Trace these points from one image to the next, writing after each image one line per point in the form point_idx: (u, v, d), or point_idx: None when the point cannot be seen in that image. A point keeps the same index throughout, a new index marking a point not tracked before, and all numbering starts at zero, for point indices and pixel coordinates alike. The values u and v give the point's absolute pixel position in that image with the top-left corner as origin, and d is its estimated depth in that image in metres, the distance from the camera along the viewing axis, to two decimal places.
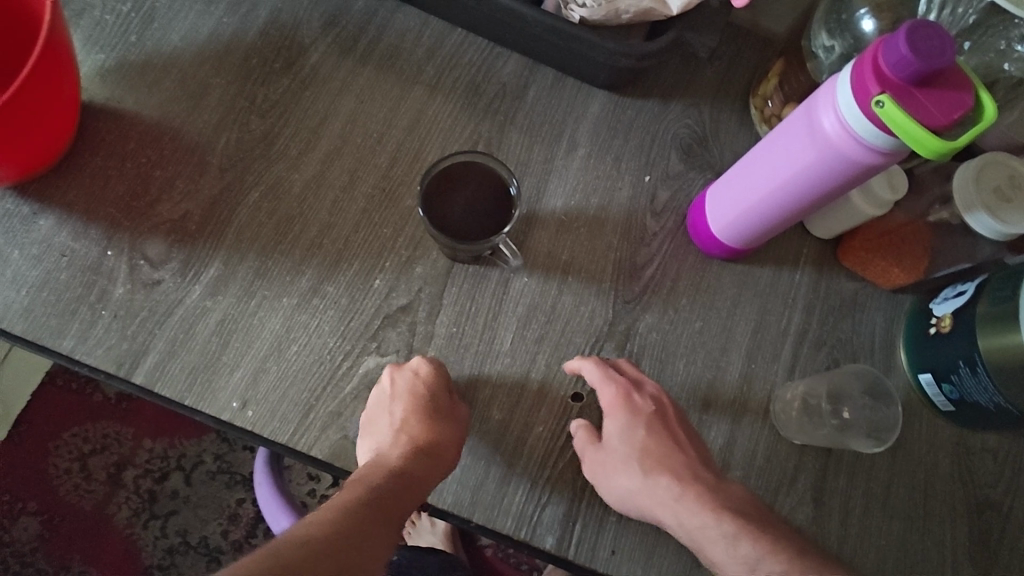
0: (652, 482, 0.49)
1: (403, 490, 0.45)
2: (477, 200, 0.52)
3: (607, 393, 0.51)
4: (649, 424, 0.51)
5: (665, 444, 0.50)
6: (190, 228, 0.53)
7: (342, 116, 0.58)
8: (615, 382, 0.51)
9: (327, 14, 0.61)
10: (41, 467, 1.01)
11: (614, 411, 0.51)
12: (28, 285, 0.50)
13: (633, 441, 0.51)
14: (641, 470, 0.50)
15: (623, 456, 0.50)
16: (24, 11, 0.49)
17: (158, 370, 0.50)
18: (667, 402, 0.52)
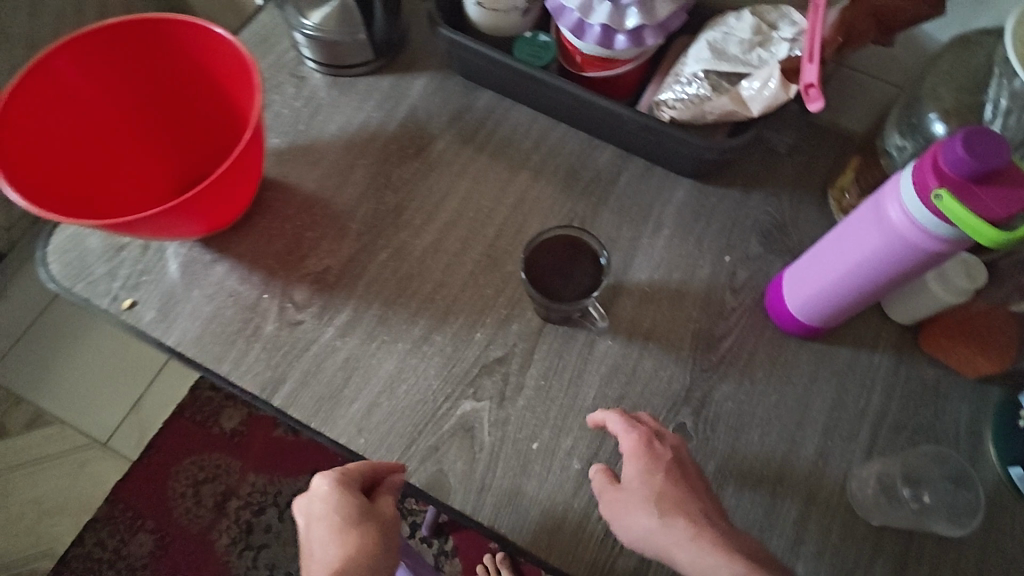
0: (669, 521, 0.48)
1: None
2: (552, 265, 0.59)
3: (627, 440, 0.53)
4: (669, 468, 0.51)
5: (685, 490, 0.50)
6: (329, 279, 0.64)
7: (459, 194, 0.69)
8: (637, 429, 0.53)
9: (454, 111, 0.73)
10: (162, 488, 1.14)
11: (634, 456, 0.52)
12: (202, 317, 0.62)
13: (653, 482, 0.50)
14: (658, 512, 0.49)
15: (640, 497, 0.50)
16: (231, 110, 0.63)
17: (293, 396, 0.59)
18: (686, 453, 0.53)
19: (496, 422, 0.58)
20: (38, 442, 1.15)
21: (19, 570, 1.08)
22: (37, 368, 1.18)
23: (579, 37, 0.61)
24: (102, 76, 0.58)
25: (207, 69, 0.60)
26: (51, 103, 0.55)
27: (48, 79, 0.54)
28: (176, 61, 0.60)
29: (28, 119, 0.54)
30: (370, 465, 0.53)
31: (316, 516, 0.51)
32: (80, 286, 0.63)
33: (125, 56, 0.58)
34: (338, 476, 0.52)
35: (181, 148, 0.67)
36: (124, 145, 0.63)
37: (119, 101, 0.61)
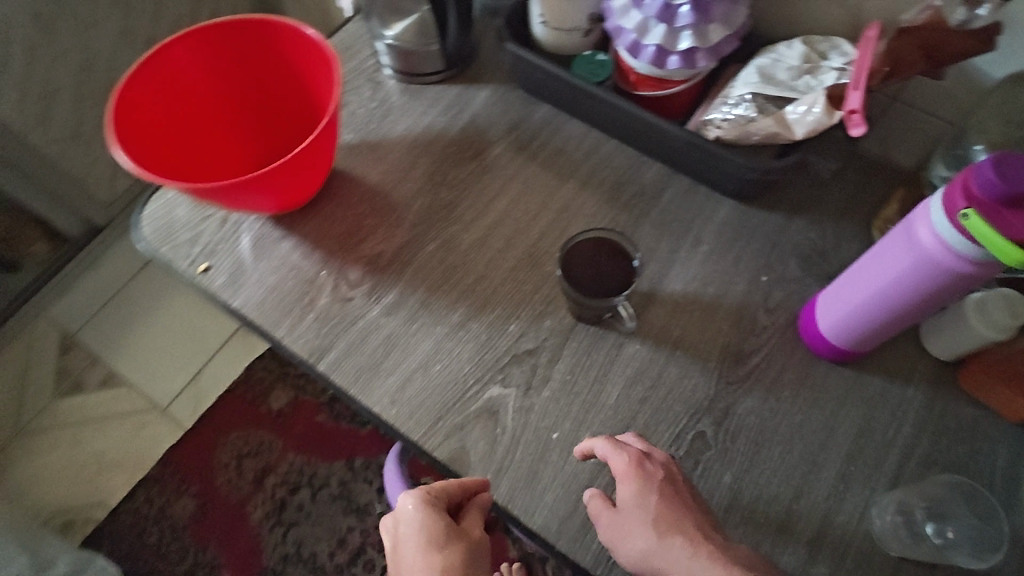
0: (666, 542, 0.49)
1: None
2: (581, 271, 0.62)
3: (618, 462, 0.53)
4: (662, 489, 0.52)
5: (678, 507, 0.51)
6: (381, 263, 0.69)
7: (509, 196, 0.73)
8: (625, 451, 0.53)
9: (512, 121, 0.78)
10: (210, 457, 1.21)
11: (626, 477, 0.52)
12: (265, 286, 0.68)
13: (647, 504, 0.51)
14: (655, 533, 0.50)
15: (636, 519, 0.51)
16: (315, 105, 0.70)
17: (336, 364, 0.63)
18: (677, 469, 0.53)
19: (520, 409, 0.61)
20: (107, 400, 1.26)
21: (75, 515, 1.16)
22: (117, 337, 1.32)
23: (634, 56, 0.65)
24: (207, 69, 0.66)
25: (296, 67, 0.67)
26: (163, 90, 0.63)
27: (163, 69, 0.62)
28: (270, 59, 0.67)
29: (144, 102, 0.61)
30: (458, 483, 0.56)
31: (405, 534, 0.54)
32: (165, 248, 0.70)
33: (227, 52, 0.66)
34: (425, 496, 0.55)
35: (267, 136, 0.74)
36: (219, 129, 0.71)
37: (219, 91, 0.68)
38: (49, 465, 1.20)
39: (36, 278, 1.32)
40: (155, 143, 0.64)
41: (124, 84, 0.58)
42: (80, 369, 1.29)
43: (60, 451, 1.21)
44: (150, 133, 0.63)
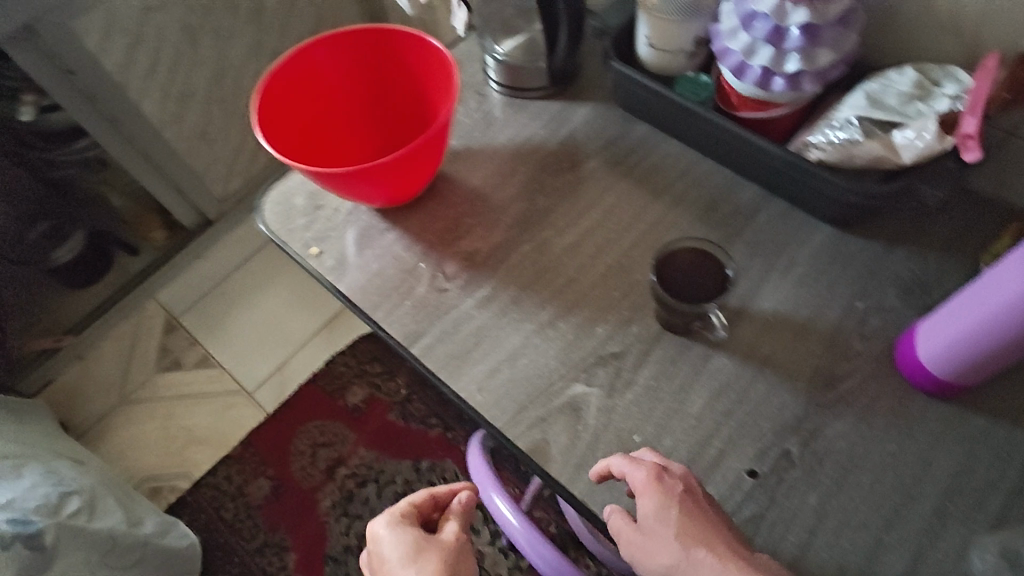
0: (690, 557, 0.49)
1: None
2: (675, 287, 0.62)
3: (637, 476, 0.52)
4: (683, 504, 0.51)
5: (700, 521, 0.50)
6: (477, 259, 0.72)
7: (603, 207, 0.75)
8: (644, 465, 0.53)
9: (609, 138, 0.81)
10: (286, 442, 1.27)
11: (647, 491, 0.52)
12: (369, 272, 0.73)
13: (669, 519, 0.50)
14: (678, 549, 0.50)
15: (659, 535, 0.51)
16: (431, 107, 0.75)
17: (428, 349, 0.67)
18: (698, 483, 0.53)
19: (603, 408, 0.62)
20: (201, 379, 1.36)
21: (162, 484, 1.25)
22: (215, 322, 1.43)
23: (738, 77, 0.67)
24: (338, 72, 0.72)
25: (417, 74, 0.73)
26: (300, 89, 0.70)
27: (302, 71, 0.69)
28: (394, 65, 0.73)
29: (284, 100, 0.68)
30: (426, 497, 0.68)
31: (390, 554, 0.62)
32: (283, 233, 0.77)
33: (357, 58, 0.72)
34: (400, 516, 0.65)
35: (383, 137, 0.80)
36: (343, 128, 0.77)
37: (347, 94, 0.75)
38: (145, 434, 1.30)
39: (150, 262, 1.47)
40: (288, 137, 0.71)
41: (268, 81, 0.65)
42: (180, 349, 1.39)
43: (155, 422, 1.31)
44: (286, 128, 0.70)
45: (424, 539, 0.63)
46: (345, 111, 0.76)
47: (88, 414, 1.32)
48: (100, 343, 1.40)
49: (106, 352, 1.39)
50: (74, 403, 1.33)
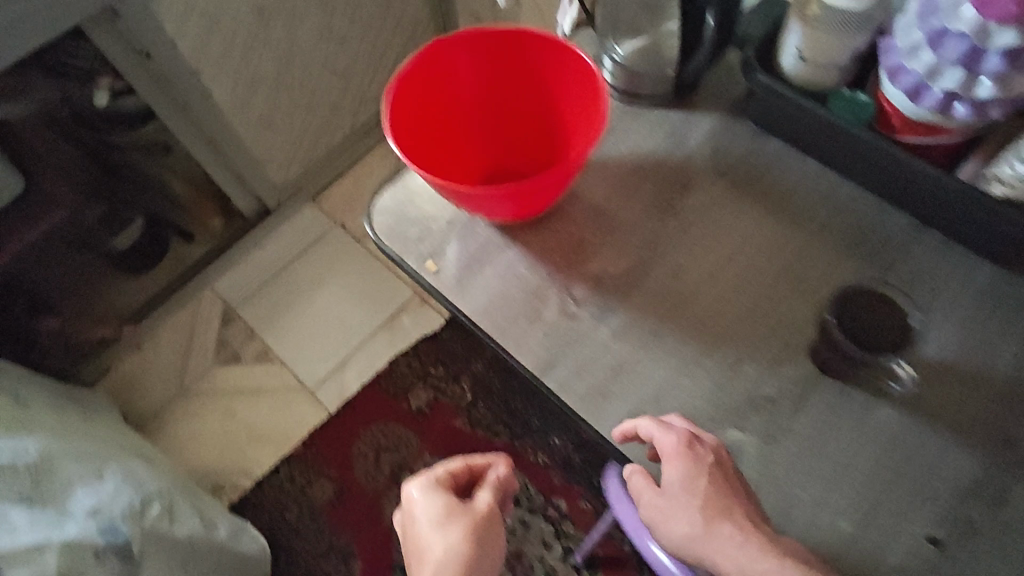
0: (715, 530, 0.53)
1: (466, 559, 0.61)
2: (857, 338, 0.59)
3: (669, 442, 0.55)
4: (711, 476, 0.54)
5: (727, 494, 0.54)
6: (608, 284, 0.67)
7: (742, 230, 0.70)
8: (676, 432, 0.55)
9: (742, 152, 0.75)
10: (350, 444, 1.24)
11: (677, 460, 0.54)
12: (492, 292, 0.68)
13: (696, 488, 0.54)
14: (703, 520, 0.54)
15: (683, 503, 0.55)
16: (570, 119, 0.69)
17: (565, 384, 0.63)
18: (725, 455, 0.55)
19: (762, 459, 0.58)
20: (260, 374, 1.32)
21: (224, 481, 1.23)
22: (274, 315, 1.39)
23: (913, 100, 0.60)
24: (463, 72, 0.67)
25: (547, 77, 0.67)
26: (424, 90, 0.65)
27: (428, 70, 0.64)
28: (523, 67, 0.67)
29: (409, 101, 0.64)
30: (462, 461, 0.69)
31: (418, 514, 0.66)
32: (396, 244, 0.72)
33: (485, 57, 0.67)
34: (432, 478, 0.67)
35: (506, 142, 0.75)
36: (460, 132, 0.72)
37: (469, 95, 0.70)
38: (206, 429, 1.27)
39: (207, 250, 1.43)
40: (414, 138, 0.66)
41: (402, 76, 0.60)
42: (238, 342, 1.36)
43: (215, 417, 1.28)
44: (408, 132, 0.65)
45: (457, 505, 0.65)
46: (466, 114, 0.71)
47: (148, 405, 1.30)
48: (158, 332, 1.36)
49: (164, 342, 1.36)
50: (134, 393, 1.31)
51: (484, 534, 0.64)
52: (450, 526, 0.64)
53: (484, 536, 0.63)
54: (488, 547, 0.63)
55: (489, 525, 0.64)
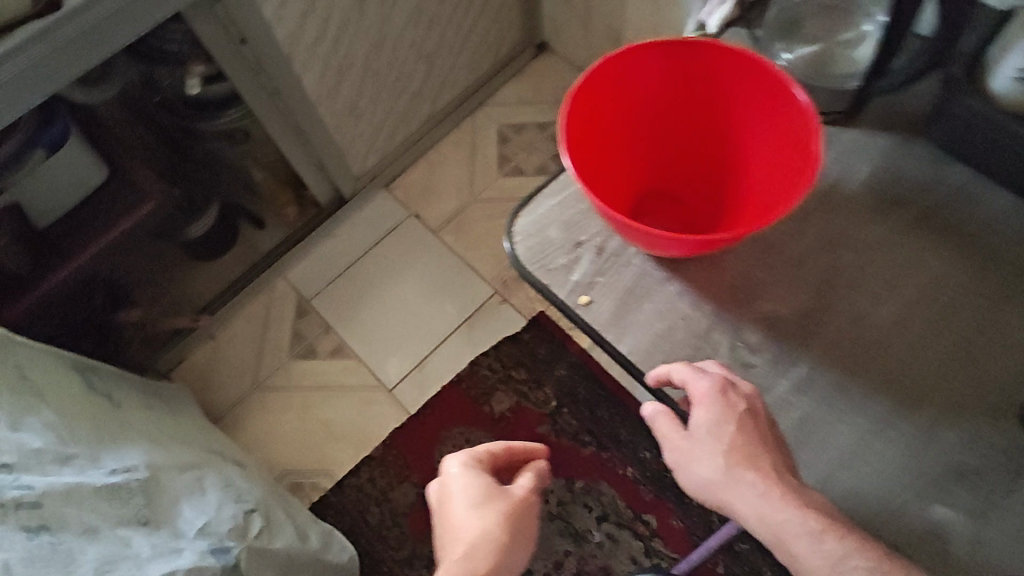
0: (735, 475, 0.57)
1: (504, 539, 0.71)
2: None
3: (704, 387, 0.57)
4: (741, 421, 0.56)
5: (755, 443, 0.56)
6: (784, 329, 0.61)
7: (930, 271, 0.62)
8: (711, 377, 0.57)
9: (924, 178, 0.66)
10: (431, 448, 1.21)
11: (709, 404, 0.56)
12: (654, 333, 0.62)
13: (723, 433, 0.56)
14: (724, 466, 0.57)
15: (709, 448, 0.58)
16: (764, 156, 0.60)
17: (744, 441, 0.56)
18: (760, 404, 0.56)
19: (973, 540, 0.53)
20: (336, 370, 1.28)
21: (304, 480, 1.20)
22: (348, 309, 1.34)
23: None
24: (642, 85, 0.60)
25: (753, 105, 0.59)
26: (600, 104, 0.59)
27: (607, 81, 0.58)
28: (710, 85, 0.60)
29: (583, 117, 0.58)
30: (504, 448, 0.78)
31: (456, 493, 0.74)
32: (542, 272, 0.66)
33: (670, 70, 0.59)
34: (472, 461, 0.75)
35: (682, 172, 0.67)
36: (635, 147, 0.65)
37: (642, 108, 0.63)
38: (282, 426, 1.24)
39: (280, 240, 1.38)
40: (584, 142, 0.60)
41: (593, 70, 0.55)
42: (313, 335, 1.32)
43: (292, 413, 1.25)
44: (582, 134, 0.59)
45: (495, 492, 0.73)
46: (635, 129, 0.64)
47: (224, 398, 1.27)
48: (231, 323, 1.33)
49: (238, 333, 1.33)
50: (209, 385, 1.28)
51: (518, 517, 0.73)
52: (488, 509, 0.72)
53: (518, 521, 0.73)
54: (522, 530, 0.73)
55: (523, 509, 0.74)
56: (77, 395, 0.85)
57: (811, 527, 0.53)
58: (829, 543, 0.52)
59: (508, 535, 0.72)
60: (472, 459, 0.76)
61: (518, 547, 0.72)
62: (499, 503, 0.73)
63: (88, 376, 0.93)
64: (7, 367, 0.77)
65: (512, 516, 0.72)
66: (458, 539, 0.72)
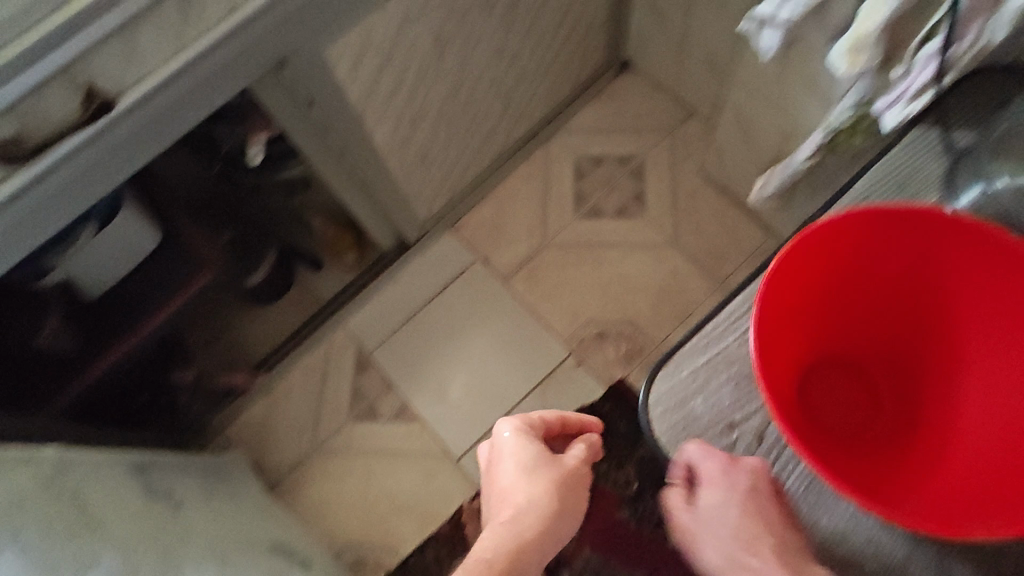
0: (737, 559, 0.52)
1: (552, 510, 0.62)
2: None
3: (708, 468, 0.52)
4: (742, 503, 0.51)
5: (755, 520, 0.51)
6: (1003, 567, 0.50)
7: None
8: (718, 456, 0.53)
9: None
10: None
11: (713, 483, 0.52)
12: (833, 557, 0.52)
13: (725, 511, 0.52)
14: (726, 551, 0.52)
15: (708, 530, 0.53)
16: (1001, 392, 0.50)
17: None
18: (765, 477, 0.52)
19: None
20: (400, 435, 1.20)
21: (367, 555, 1.14)
22: (410, 365, 1.24)
23: None
24: (896, 248, 0.51)
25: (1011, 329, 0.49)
26: (831, 255, 0.50)
27: (848, 235, 0.49)
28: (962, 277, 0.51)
29: (806, 264, 0.50)
30: (559, 417, 0.71)
31: (504, 457, 0.66)
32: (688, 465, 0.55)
33: (925, 244, 0.50)
34: (522, 426, 0.68)
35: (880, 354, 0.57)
36: (835, 309, 0.56)
37: (876, 267, 0.53)
38: (344, 493, 1.18)
39: (339, 287, 1.29)
40: (792, 294, 0.50)
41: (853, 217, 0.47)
42: (374, 394, 1.23)
43: (354, 480, 1.18)
44: (796, 286, 0.50)
45: (544, 455, 0.65)
46: (849, 288, 0.55)
47: (283, 459, 1.20)
48: (288, 376, 1.25)
49: (294, 387, 1.24)
50: (266, 444, 1.21)
51: (571, 487, 0.64)
52: (535, 476, 0.64)
53: (573, 493, 0.64)
54: (575, 505, 0.64)
55: (576, 482, 0.65)
56: (137, 509, 0.77)
57: None
58: None
59: (561, 507, 0.63)
60: (526, 423, 0.68)
61: (567, 523, 0.62)
62: (549, 471, 0.64)
63: (145, 478, 0.86)
64: (63, 497, 0.70)
65: (560, 486, 0.63)
66: (502, 505, 0.63)
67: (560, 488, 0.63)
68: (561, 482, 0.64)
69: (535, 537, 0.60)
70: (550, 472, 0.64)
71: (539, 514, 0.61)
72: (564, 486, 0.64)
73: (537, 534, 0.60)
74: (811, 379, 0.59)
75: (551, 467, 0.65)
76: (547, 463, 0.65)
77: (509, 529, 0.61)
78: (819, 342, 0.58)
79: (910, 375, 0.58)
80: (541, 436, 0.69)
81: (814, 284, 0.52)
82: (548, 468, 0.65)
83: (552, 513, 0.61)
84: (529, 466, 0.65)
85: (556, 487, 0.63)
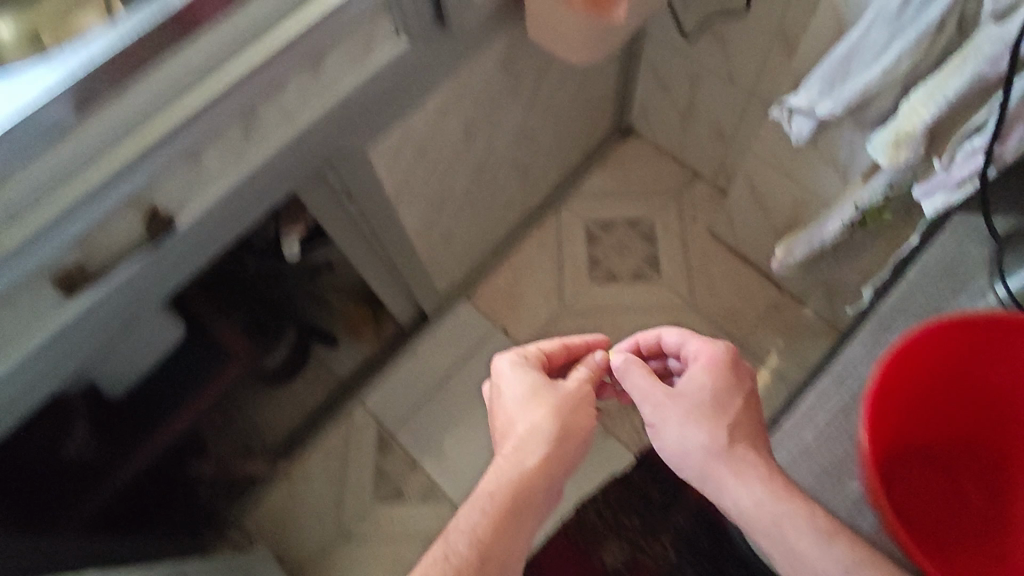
0: (718, 434, 0.59)
1: (553, 436, 0.62)
2: None
3: (709, 357, 0.64)
4: (733, 387, 0.62)
5: (747, 408, 0.61)
6: None
7: None
8: (719, 347, 0.65)
9: None
10: None
11: (712, 368, 0.63)
12: None
13: (708, 394, 0.62)
14: (705, 425, 0.60)
15: (693, 409, 0.61)
16: None
17: None
18: (747, 370, 0.64)
19: None
20: (427, 516, 1.17)
21: None
22: (433, 441, 1.22)
23: None
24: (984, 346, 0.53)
25: None
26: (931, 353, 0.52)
27: (949, 334, 0.51)
28: None
29: (925, 345, 0.52)
30: (559, 346, 0.74)
31: (506, 392, 0.67)
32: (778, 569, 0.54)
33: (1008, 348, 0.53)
34: (519, 356, 0.71)
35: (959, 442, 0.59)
36: (922, 397, 0.56)
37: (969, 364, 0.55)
38: None
39: (356, 363, 1.26)
40: (890, 381, 0.51)
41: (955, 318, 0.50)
42: (398, 473, 1.20)
43: (382, 567, 1.14)
44: (897, 378, 0.51)
45: (545, 382, 0.68)
46: (943, 376, 0.55)
47: (306, 548, 1.16)
48: (308, 458, 1.21)
49: (315, 470, 1.20)
50: (288, 532, 1.17)
51: (575, 412, 0.66)
52: (535, 404, 0.65)
53: (570, 418, 0.65)
54: (581, 426, 0.65)
55: (578, 402, 0.67)
56: None
57: (821, 530, 0.52)
58: (837, 546, 0.51)
59: (564, 432, 0.63)
60: (520, 354, 0.71)
61: (566, 449, 0.62)
62: (551, 398, 0.66)
63: None
64: None
65: (562, 409, 0.65)
66: (506, 435, 0.65)
67: (560, 412, 0.65)
68: (562, 406, 0.65)
69: (539, 464, 0.60)
70: (548, 398, 0.66)
71: (543, 443, 0.62)
72: (564, 409, 0.65)
73: (543, 462, 0.61)
74: (894, 465, 0.58)
75: (551, 393, 0.67)
76: (545, 391, 0.67)
77: (515, 458, 0.61)
78: (904, 431, 0.57)
79: (992, 470, 0.58)
80: (536, 364, 0.71)
81: (915, 378, 0.53)
82: (547, 394, 0.66)
83: (557, 437, 0.63)
84: (531, 393, 0.66)
85: (557, 412, 0.64)
